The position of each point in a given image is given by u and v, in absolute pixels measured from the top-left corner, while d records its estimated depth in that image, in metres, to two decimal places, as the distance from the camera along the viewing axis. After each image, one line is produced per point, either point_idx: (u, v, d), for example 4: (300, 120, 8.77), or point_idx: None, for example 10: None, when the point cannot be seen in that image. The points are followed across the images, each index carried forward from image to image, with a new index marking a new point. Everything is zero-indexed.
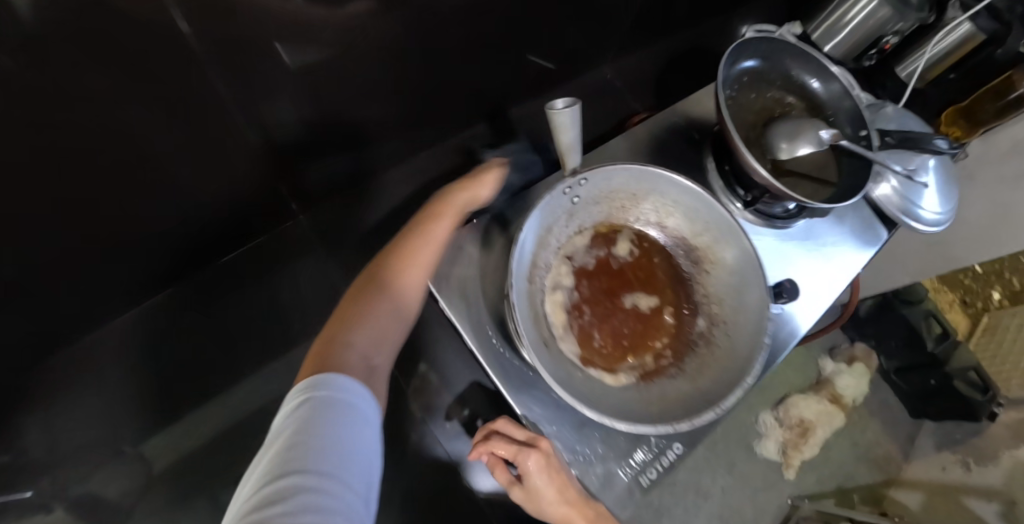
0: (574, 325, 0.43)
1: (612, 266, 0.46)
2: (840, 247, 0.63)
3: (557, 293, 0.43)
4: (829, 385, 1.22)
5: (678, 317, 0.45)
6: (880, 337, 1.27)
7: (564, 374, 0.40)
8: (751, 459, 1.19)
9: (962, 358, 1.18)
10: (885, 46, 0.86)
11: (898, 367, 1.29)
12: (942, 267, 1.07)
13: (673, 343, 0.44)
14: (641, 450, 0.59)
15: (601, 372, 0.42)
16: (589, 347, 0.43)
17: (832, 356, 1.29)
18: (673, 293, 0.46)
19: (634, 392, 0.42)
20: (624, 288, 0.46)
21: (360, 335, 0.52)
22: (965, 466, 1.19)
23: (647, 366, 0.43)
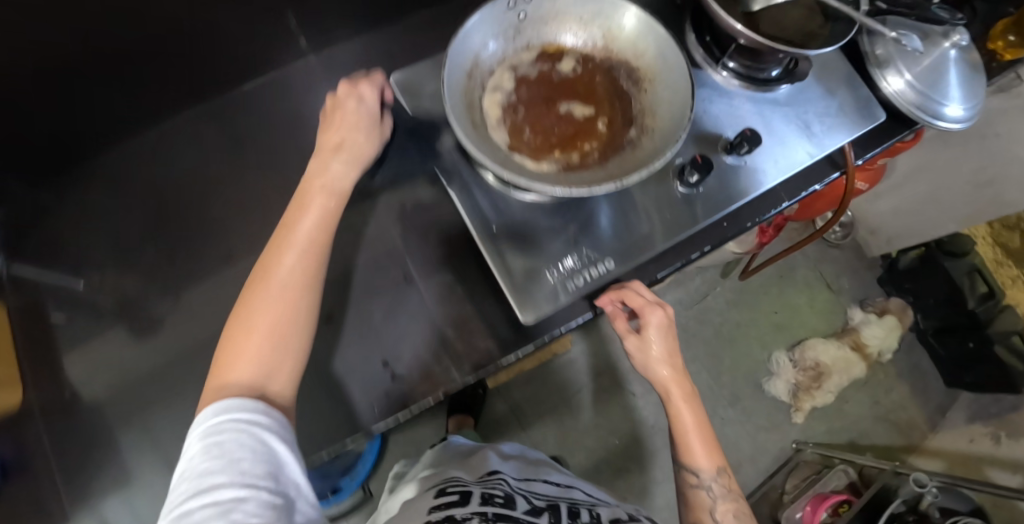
0: (507, 120, 0.49)
1: (552, 79, 0.51)
2: (833, 118, 0.62)
3: (495, 92, 0.50)
4: (853, 333, 1.19)
5: (611, 126, 0.49)
6: (918, 294, 1.21)
7: (486, 147, 0.46)
8: (759, 397, 1.17)
9: (1005, 321, 1.10)
10: None
11: (935, 328, 1.22)
12: (992, 212, 1.02)
13: (602, 147, 0.48)
14: (573, 255, 0.51)
15: (525, 158, 0.47)
16: (518, 137, 0.48)
17: (862, 306, 1.23)
18: (612, 108, 0.50)
19: (551, 174, 0.46)
20: (563, 97, 0.50)
21: (240, 368, 0.42)
22: (995, 440, 1.12)
23: (573, 161, 0.47)
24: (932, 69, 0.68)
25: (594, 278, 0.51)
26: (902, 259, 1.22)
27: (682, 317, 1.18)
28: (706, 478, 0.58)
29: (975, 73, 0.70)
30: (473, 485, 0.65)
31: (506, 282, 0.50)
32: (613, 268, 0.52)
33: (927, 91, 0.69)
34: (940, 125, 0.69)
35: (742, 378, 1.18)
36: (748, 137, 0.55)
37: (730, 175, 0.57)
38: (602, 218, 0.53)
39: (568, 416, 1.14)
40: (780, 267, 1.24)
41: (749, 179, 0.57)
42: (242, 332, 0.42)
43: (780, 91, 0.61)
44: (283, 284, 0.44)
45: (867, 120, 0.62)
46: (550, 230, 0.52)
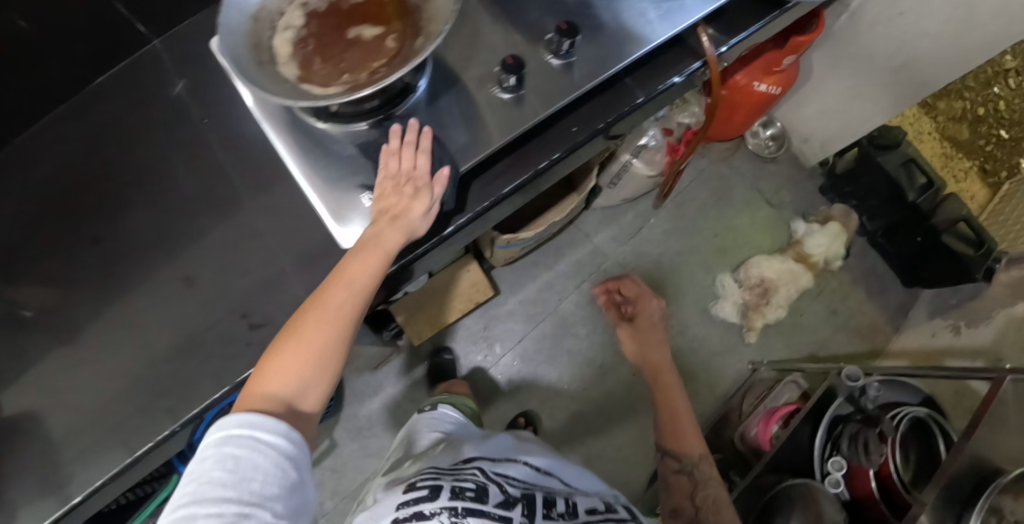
0: (298, 55, 0.51)
1: (342, 7, 0.52)
2: (670, 3, 0.62)
3: (285, 31, 0.51)
4: (797, 245, 1.16)
5: (399, 40, 0.50)
6: (860, 196, 1.18)
7: (271, 83, 0.48)
8: (708, 321, 1.16)
9: (950, 208, 1.06)
10: None
11: (884, 228, 1.18)
12: (915, 94, 0.99)
13: (389, 62, 0.49)
14: (394, 177, 0.55)
15: (314, 87, 0.49)
16: (307, 70, 0.50)
17: (806, 218, 1.20)
18: (399, 22, 0.51)
19: (337, 97, 0.48)
20: (353, 23, 0.52)
21: (281, 388, 0.45)
22: (955, 330, 1.08)
23: (360, 80, 0.49)
24: None
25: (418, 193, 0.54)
26: (840, 163, 1.18)
27: (619, 254, 1.17)
28: (687, 465, 0.73)
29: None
30: (444, 476, 0.60)
31: (335, 208, 0.54)
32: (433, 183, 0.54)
33: None
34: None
35: (690, 306, 1.16)
36: (566, 32, 0.57)
37: (560, 74, 0.58)
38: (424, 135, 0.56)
39: (516, 369, 1.13)
40: (717, 190, 1.22)
41: (581, 72, 0.58)
42: (306, 346, 0.46)
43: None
44: (340, 329, 0.47)
45: (709, 0, 0.63)
46: (368, 158, 0.55)
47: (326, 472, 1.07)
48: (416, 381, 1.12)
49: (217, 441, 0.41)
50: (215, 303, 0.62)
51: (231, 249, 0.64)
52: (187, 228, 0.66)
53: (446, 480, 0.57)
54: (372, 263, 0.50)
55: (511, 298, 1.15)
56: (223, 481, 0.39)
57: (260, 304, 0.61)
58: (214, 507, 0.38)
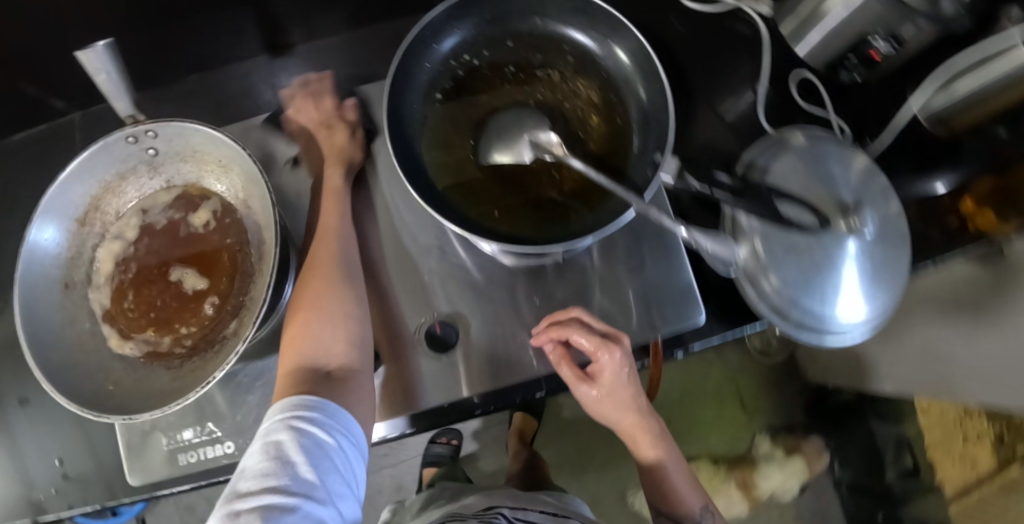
0: (115, 278, 0.45)
1: (178, 231, 0.46)
2: (615, 306, 0.52)
3: (111, 243, 0.45)
4: (748, 466, 1.03)
5: (217, 309, 0.43)
6: (841, 440, 1.04)
7: (63, 319, 0.42)
8: (623, 507, 1.04)
9: (924, 509, 0.95)
10: (871, 54, 0.58)
11: (851, 483, 1.04)
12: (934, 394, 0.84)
13: (196, 335, 0.43)
14: (195, 428, 0.49)
15: (112, 331, 0.43)
16: (116, 305, 0.44)
17: (775, 436, 1.06)
18: (226, 285, 0.44)
19: (127, 363, 0.42)
20: (180, 260, 0.45)
21: (311, 346, 0.45)
22: None
23: (161, 345, 0.43)
24: (809, 265, 0.51)
25: (207, 458, 0.48)
26: (835, 396, 1.04)
27: (560, 402, 1.05)
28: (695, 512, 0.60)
29: (884, 261, 0.53)
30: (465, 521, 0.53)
31: (129, 444, 0.49)
32: (230, 453, 0.48)
33: (792, 292, 0.51)
34: (830, 341, 0.53)
35: (615, 481, 1.05)
36: (436, 336, 0.51)
37: (449, 368, 0.51)
38: (262, 390, 0.49)
39: (408, 476, 1.04)
40: (695, 369, 1.09)
41: (473, 368, 0.51)
42: (305, 299, 0.46)
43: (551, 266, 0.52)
44: (340, 268, 0.47)
45: (676, 322, 0.51)
46: None
47: (200, 499, 1.05)
48: None
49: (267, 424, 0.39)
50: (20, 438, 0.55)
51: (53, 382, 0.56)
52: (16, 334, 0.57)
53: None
54: (333, 201, 0.50)
55: None
56: (266, 470, 0.37)
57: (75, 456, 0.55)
58: (259, 496, 0.35)
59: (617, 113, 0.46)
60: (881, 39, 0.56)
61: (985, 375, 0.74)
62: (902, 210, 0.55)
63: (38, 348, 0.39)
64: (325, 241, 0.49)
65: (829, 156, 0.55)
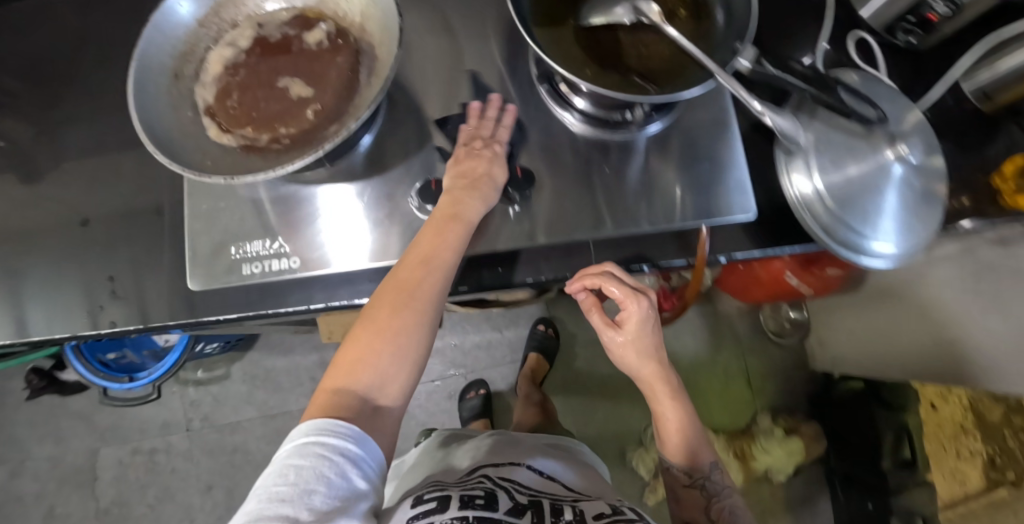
0: (223, 80, 0.48)
1: (290, 46, 0.49)
2: (673, 192, 0.55)
3: (224, 49, 0.48)
4: (746, 439, 1.05)
5: (317, 115, 0.46)
6: (840, 430, 1.06)
7: (171, 103, 0.45)
8: (619, 463, 1.04)
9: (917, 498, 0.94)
10: (925, 17, 0.63)
11: (844, 473, 1.06)
12: (941, 378, 0.87)
13: (294, 136, 0.46)
14: (263, 241, 0.52)
15: (213, 124, 0.46)
16: (219, 101, 0.47)
17: (774, 416, 1.08)
18: (329, 97, 0.47)
19: (224, 150, 0.45)
20: (288, 71, 0.48)
21: (363, 377, 0.44)
22: None
23: (258, 141, 0.46)
24: (862, 187, 0.55)
25: (271, 270, 0.52)
26: (839, 385, 1.07)
27: None
28: (701, 477, 0.61)
29: (923, 199, 0.57)
30: (450, 488, 0.58)
31: (196, 250, 0.52)
32: (293, 267, 0.52)
33: (841, 211, 0.55)
34: (866, 265, 0.57)
35: (614, 436, 1.06)
36: (516, 181, 0.53)
37: (512, 223, 0.54)
38: (334, 215, 0.53)
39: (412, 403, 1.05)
40: (705, 342, 1.11)
41: (535, 226, 0.53)
42: (380, 330, 0.45)
43: (616, 148, 0.55)
44: (425, 315, 0.46)
45: (734, 213, 0.55)
46: (251, 212, 0.53)
47: (207, 398, 1.07)
48: (321, 364, 1.07)
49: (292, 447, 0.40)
50: (82, 246, 0.58)
51: (120, 200, 0.59)
52: (98, 155, 0.61)
53: (455, 491, 0.55)
54: (453, 235, 0.48)
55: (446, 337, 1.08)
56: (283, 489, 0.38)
57: (125, 274, 0.57)
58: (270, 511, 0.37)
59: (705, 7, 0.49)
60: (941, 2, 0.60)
61: (998, 355, 0.77)
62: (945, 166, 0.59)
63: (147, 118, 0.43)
64: (429, 273, 0.47)
65: (880, 94, 0.60)
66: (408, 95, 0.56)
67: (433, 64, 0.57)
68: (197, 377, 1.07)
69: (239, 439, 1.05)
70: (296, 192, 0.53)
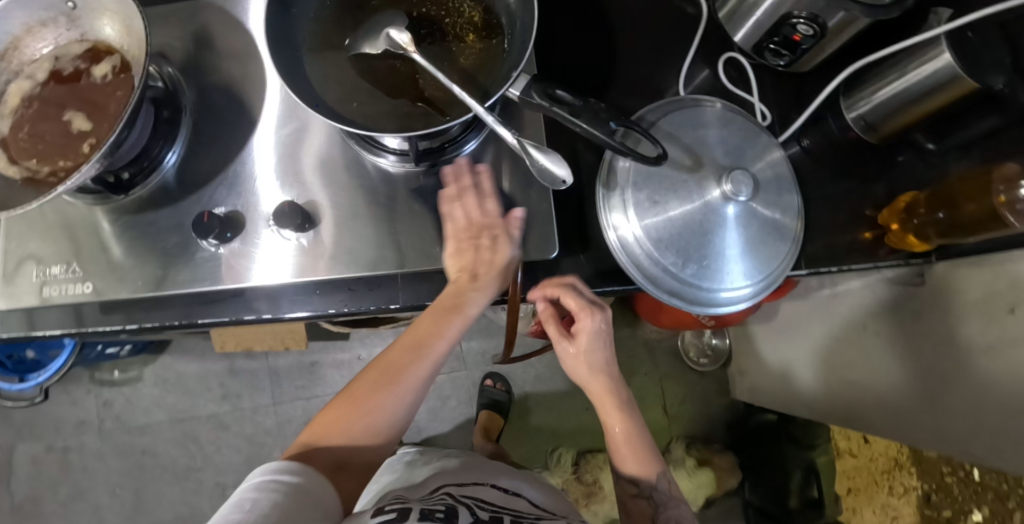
0: (18, 113, 0.47)
1: (80, 80, 0.48)
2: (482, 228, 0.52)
3: (20, 80, 0.47)
4: None
5: (92, 149, 0.45)
6: (754, 462, 1.02)
7: None
8: None
9: None
10: (792, 37, 0.57)
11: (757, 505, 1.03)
12: (848, 420, 0.85)
13: (70, 169, 0.45)
14: (65, 264, 0.52)
15: (0, 155, 0.45)
16: (10, 134, 0.46)
17: (689, 445, 1.05)
18: (108, 130, 0.45)
19: (6, 184, 0.45)
20: (76, 105, 0.47)
21: (337, 440, 0.46)
22: None
23: (40, 174, 0.45)
24: (691, 233, 0.51)
25: (70, 294, 0.52)
26: (759, 416, 1.04)
27: (480, 370, 1.04)
28: (648, 486, 0.54)
29: (765, 237, 0.53)
30: (412, 501, 0.50)
31: (6, 270, 0.52)
32: (89, 291, 0.51)
33: (666, 258, 0.51)
34: (717, 312, 0.53)
35: (524, 457, 1.04)
36: (287, 216, 0.48)
37: (304, 251, 0.51)
38: (137, 242, 0.52)
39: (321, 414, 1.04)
40: (626, 364, 1.08)
41: (335, 258, 0.51)
42: (355, 407, 0.47)
43: (430, 178, 0.52)
44: (421, 374, 0.48)
45: (544, 253, 0.52)
46: (54, 234, 0.52)
47: (120, 398, 1.07)
48: (231, 371, 1.06)
49: (246, 479, 0.40)
50: None
51: None
52: None
53: (416, 500, 0.48)
54: (458, 320, 0.48)
55: (358, 349, 1.06)
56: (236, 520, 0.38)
57: None
58: None
59: (494, 31, 0.44)
60: (804, 20, 0.55)
61: (901, 405, 0.75)
62: (801, 207, 0.55)
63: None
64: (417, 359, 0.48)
65: (728, 123, 0.55)
66: (223, 114, 0.53)
67: (250, 84, 0.54)
68: (113, 377, 1.07)
69: (149, 441, 1.06)
70: (101, 217, 0.52)
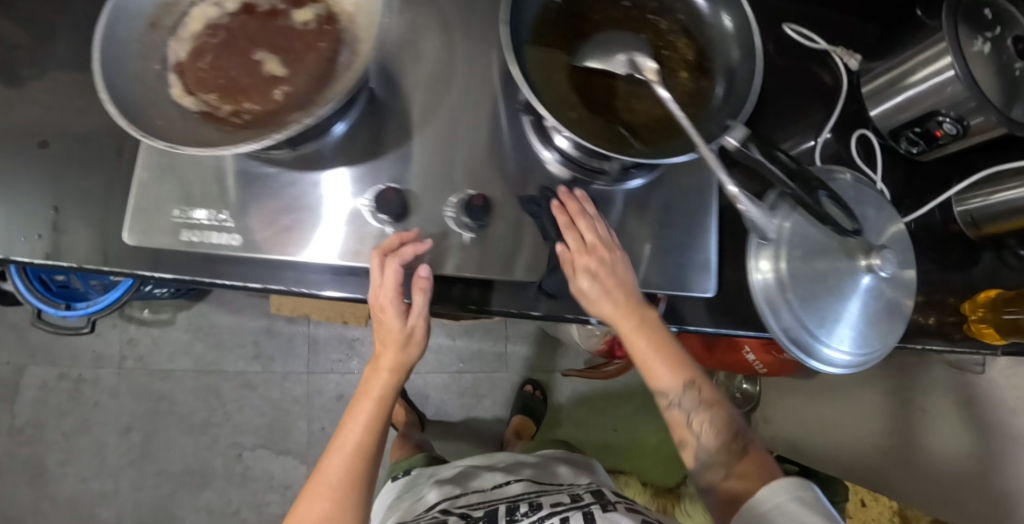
0: (200, 39, 0.44)
1: (277, 19, 0.44)
2: (637, 251, 0.54)
3: (209, 5, 0.44)
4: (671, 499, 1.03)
5: (283, 98, 0.41)
6: None
7: (138, 53, 0.42)
8: None
9: None
10: (934, 131, 0.61)
11: None
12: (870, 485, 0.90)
13: (255, 113, 0.41)
14: (207, 209, 0.49)
15: (177, 82, 0.43)
16: (190, 60, 0.43)
17: None
18: (303, 80, 0.42)
19: (181, 114, 0.41)
20: (269, 45, 0.43)
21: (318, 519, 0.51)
22: None
23: (218, 111, 0.42)
24: (830, 293, 0.54)
25: (210, 243, 0.48)
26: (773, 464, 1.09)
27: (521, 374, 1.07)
28: (676, 395, 0.48)
29: (887, 312, 0.56)
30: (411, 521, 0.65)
31: (141, 204, 0.48)
32: (234, 243, 0.48)
33: (804, 310, 0.54)
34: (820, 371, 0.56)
35: None
36: (474, 208, 0.50)
37: (466, 245, 0.51)
38: (286, 199, 0.50)
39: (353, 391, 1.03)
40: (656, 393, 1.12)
41: (492, 256, 0.51)
42: (324, 487, 0.52)
43: (589, 195, 0.53)
44: (366, 440, 0.53)
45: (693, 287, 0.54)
46: (199, 176, 0.49)
47: (146, 338, 1.04)
48: (268, 331, 1.04)
49: None
50: None
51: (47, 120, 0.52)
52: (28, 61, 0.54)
53: None
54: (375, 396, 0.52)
55: None
56: None
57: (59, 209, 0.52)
58: None
59: (707, 76, 0.46)
60: (949, 119, 0.59)
61: (928, 483, 0.80)
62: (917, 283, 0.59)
63: (107, 66, 0.40)
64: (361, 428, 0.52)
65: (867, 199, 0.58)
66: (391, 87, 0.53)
67: (424, 65, 0.53)
68: (143, 315, 1.04)
69: (169, 387, 1.03)
70: (254, 166, 0.50)
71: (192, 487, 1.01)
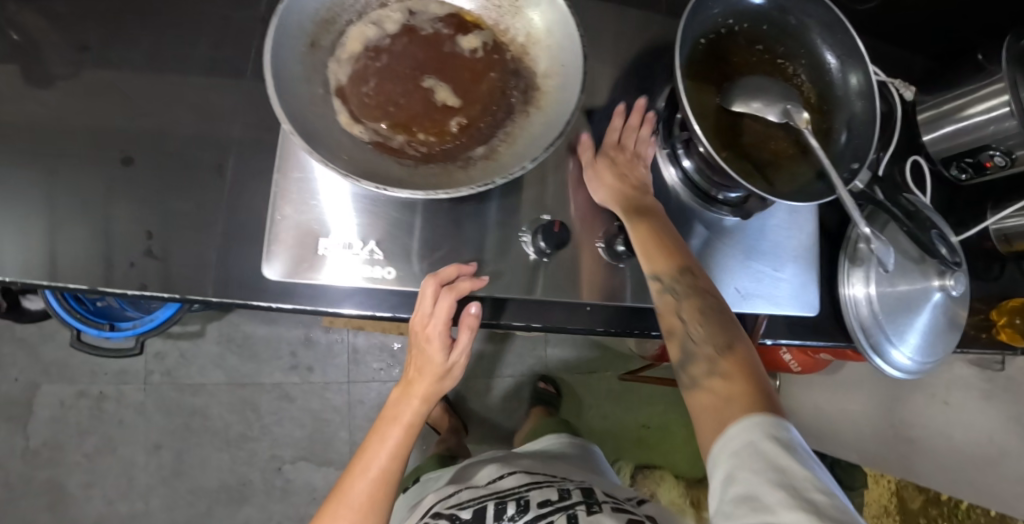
0: (360, 62, 0.43)
1: (441, 45, 0.44)
2: (762, 277, 0.56)
3: (367, 26, 0.43)
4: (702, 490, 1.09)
5: (461, 131, 0.42)
6: None
7: (304, 76, 0.40)
8: None
9: None
10: (985, 161, 0.65)
11: None
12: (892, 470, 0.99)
13: (433, 145, 0.41)
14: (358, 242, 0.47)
15: (342, 108, 0.41)
16: (353, 85, 0.42)
17: None
18: (478, 113, 0.42)
19: (354, 143, 0.40)
20: (436, 72, 0.43)
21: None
22: None
23: (392, 142, 0.41)
24: (908, 308, 0.59)
25: (365, 276, 0.47)
26: None
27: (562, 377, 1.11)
28: (669, 280, 0.48)
29: (951, 324, 0.62)
30: None
31: (287, 239, 0.46)
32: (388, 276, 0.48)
33: (886, 323, 0.59)
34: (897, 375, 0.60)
35: None
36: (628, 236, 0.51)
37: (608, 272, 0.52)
38: (425, 224, 0.49)
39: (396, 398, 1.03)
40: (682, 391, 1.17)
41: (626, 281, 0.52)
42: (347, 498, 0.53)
43: (705, 219, 0.56)
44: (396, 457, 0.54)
45: (807, 310, 0.57)
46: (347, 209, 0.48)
47: (173, 352, 0.99)
48: (305, 342, 1.02)
49: None
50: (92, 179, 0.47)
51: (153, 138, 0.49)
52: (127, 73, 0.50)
53: None
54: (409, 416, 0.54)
55: None
56: None
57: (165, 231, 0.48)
58: None
59: (827, 118, 0.50)
60: (999, 152, 0.64)
61: (949, 468, 0.89)
62: None
63: (281, 90, 0.38)
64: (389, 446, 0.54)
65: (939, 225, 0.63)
66: None
67: None
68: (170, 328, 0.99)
69: (201, 402, 0.99)
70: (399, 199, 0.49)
71: (230, 503, 0.98)
